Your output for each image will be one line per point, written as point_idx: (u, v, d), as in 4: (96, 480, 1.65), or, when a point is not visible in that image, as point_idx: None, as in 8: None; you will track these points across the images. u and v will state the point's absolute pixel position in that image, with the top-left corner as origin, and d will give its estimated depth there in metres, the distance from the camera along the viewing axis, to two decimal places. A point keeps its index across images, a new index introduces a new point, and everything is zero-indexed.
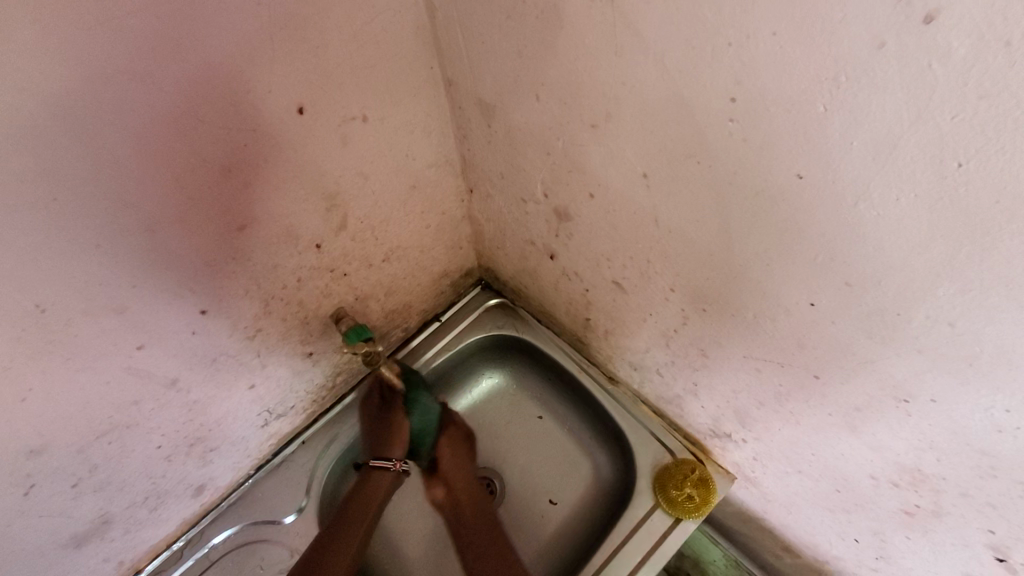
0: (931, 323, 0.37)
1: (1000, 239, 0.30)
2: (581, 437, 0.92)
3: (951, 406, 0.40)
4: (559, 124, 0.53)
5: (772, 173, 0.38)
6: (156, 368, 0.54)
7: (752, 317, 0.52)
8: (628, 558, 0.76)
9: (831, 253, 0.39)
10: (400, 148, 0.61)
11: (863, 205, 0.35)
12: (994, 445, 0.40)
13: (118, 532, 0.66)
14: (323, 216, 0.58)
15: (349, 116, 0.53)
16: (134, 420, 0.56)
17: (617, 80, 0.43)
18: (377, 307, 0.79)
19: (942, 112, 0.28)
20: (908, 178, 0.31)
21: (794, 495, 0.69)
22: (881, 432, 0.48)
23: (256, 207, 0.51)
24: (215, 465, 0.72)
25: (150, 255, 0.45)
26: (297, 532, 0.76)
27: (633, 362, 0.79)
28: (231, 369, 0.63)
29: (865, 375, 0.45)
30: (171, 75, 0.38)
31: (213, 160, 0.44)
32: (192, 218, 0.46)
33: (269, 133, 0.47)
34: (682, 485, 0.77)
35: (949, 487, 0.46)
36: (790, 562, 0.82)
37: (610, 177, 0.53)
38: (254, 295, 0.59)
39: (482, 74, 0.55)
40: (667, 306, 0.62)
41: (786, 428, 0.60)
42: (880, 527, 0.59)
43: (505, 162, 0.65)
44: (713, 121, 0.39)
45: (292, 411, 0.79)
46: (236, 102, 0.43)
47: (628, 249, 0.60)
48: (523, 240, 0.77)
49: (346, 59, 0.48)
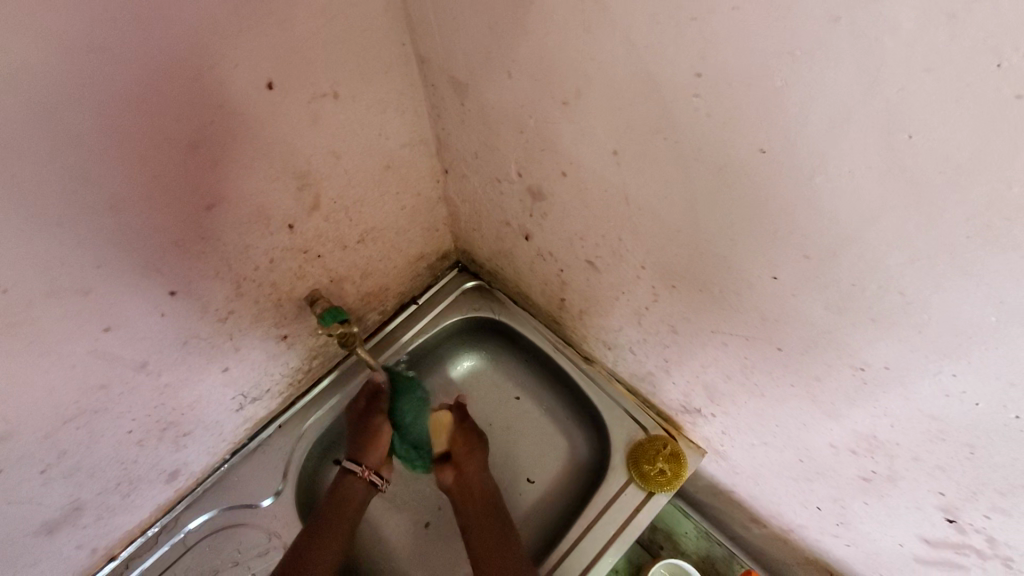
0: (883, 293, 0.39)
1: (944, 209, 0.32)
2: (557, 416, 0.94)
3: (902, 372, 0.42)
4: (531, 102, 0.53)
5: (733, 147, 0.40)
6: (124, 350, 0.54)
7: (719, 293, 0.53)
8: (602, 532, 0.78)
9: (790, 226, 0.41)
10: (372, 128, 0.61)
11: (819, 178, 0.36)
12: (945, 411, 0.42)
13: (89, 519, 0.65)
14: (295, 196, 0.58)
15: (319, 93, 0.52)
16: (101, 404, 0.56)
17: (586, 56, 0.44)
18: (353, 289, 0.79)
19: (891, 85, 0.29)
20: (861, 151, 0.33)
21: (761, 467, 0.72)
22: (841, 403, 0.51)
23: (226, 185, 0.51)
24: (189, 450, 0.72)
25: (114, 233, 0.45)
26: (275, 515, 0.77)
27: (608, 341, 0.81)
28: (201, 352, 0.63)
29: (824, 345, 0.47)
30: (133, 51, 0.37)
31: (180, 137, 0.44)
32: (159, 196, 0.46)
33: (237, 111, 0.47)
34: (654, 460, 0.78)
35: (902, 452, 0.49)
36: (758, 532, 0.86)
37: (582, 156, 0.54)
38: (225, 276, 0.58)
39: (454, 52, 0.56)
40: (638, 284, 0.64)
41: (752, 400, 0.63)
42: (840, 494, 0.62)
43: (479, 141, 0.65)
44: (679, 96, 0.40)
45: (267, 395, 0.79)
46: (202, 79, 0.42)
47: (600, 227, 0.61)
48: (498, 221, 0.78)
49: (315, 33, 0.48)
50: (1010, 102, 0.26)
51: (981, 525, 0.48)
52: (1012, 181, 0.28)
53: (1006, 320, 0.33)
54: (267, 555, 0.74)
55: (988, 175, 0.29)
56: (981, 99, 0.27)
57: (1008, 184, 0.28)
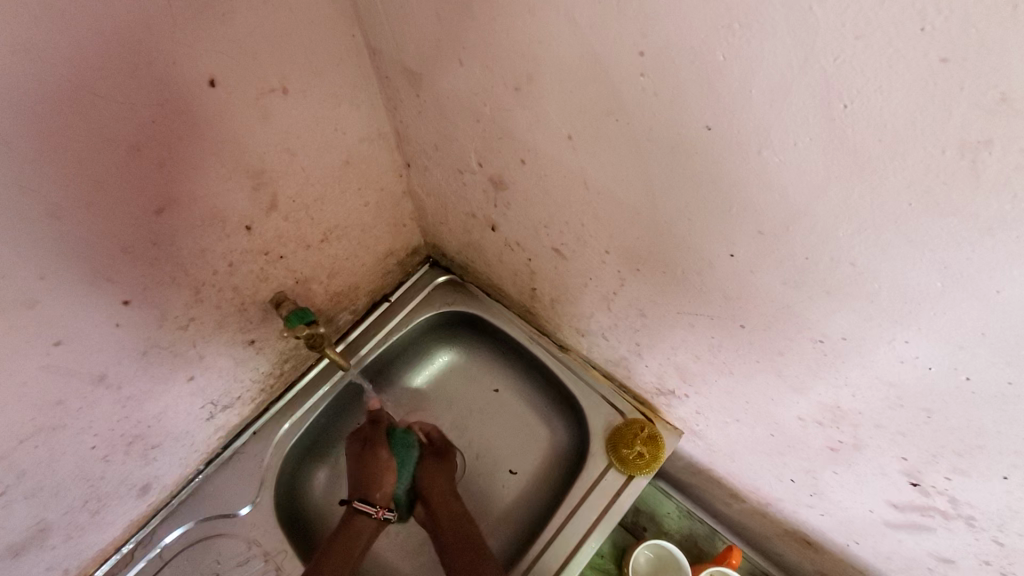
0: (836, 264, 0.38)
1: (886, 175, 0.31)
2: (537, 406, 0.93)
3: (859, 341, 0.42)
4: (484, 89, 0.52)
5: (683, 127, 0.39)
6: (79, 364, 0.51)
7: (681, 274, 0.53)
8: (584, 519, 0.77)
9: (743, 203, 0.41)
10: (327, 122, 0.59)
11: (767, 152, 0.36)
12: (898, 376, 0.43)
13: (59, 539, 0.63)
14: (250, 196, 0.56)
15: (267, 89, 0.51)
16: (61, 420, 0.53)
17: (534, 39, 0.43)
18: (320, 290, 0.78)
19: (826, 55, 0.29)
20: (802, 123, 0.33)
21: (736, 445, 0.72)
22: (803, 374, 0.51)
23: (174, 187, 0.48)
24: (159, 462, 0.70)
25: (56, 242, 0.42)
26: (254, 523, 0.75)
27: (581, 329, 0.80)
28: (164, 361, 0.61)
29: (784, 320, 0.47)
30: (61, 51, 0.35)
31: (119, 139, 0.42)
32: (101, 203, 0.43)
33: (179, 109, 0.44)
34: (632, 443, 0.79)
35: (866, 421, 0.50)
36: (738, 508, 0.86)
37: (538, 142, 0.53)
38: (182, 283, 0.56)
39: (404, 42, 0.54)
40: (604, 269, 0.63)
41: (721, 379, 0.63)
42: (811, 465, 0.62)
43: (437, 133, 0.64)
44: (625, 77, 0.39)
45: (237, 402, 0.77)
46: (140, 77, 0.40)
47: (563, 214, 0.60)
48: (463, 213, 0.77)
49: (256, 25, 0.46)
50: (936, 67, 0.26)
51: (943, 486, 0.49)
52: (945, 146, 0.28)
53: (949, 284, 0.34)
54: (248, 563, 0.72)
55: (922, 142, 0.29)
56: (912, 67, 0.27)
57: (939, 149, 0.29)
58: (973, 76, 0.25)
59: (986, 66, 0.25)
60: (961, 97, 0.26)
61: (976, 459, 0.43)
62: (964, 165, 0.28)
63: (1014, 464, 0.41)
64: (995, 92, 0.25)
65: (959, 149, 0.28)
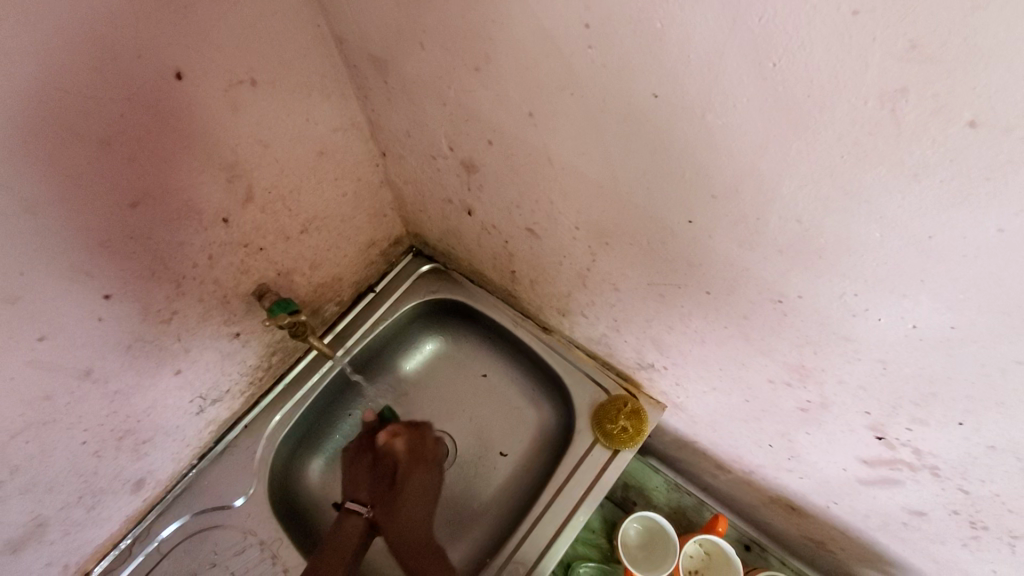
0: (785, 224, 0.41)
1: (819, 132, 0.34)
2: (524, 388, 0.95)
3: (814, 298, 0.45)
4: (447, 72, 0.55)
5: (634, 97, 0.42)
6: (65, 358, 0.53)
7: (647, 244, 0.55)
8: (571, 494, 0.79)
9: (695, 169, 0.43)
10: (298, 113, 0.61)
11: (711, 116, 0.38)
12: (854, 331, 0.45)
13: (56, 535, 0.66)
14: (225, 188, 0.58)
15: (234, 81, 0.52)
16: (50, 416, 0.55)
17: (489, 18, 0.45)
18: (303, 282, 0.80)
19: (752, 15, 0.31)
20: (738, 84, 0.35)
21: (716, 414, 0.75)
22: (768, 336, 0.54)
23: (148, 181, 0.50)
24: (152, 458, 0.73)
25: (30, 236, 0.44)
26: (249, 513, 0.78)
27: (562, 309, 0.83)
28: (151, 356, 0.63)
29: (745, 283, 0.50)
30: (25, 46, 0.37)
31: (89, 133, 0.43)
32: (74, 197, 0.45)
33: (148, 103, 0.46)
34: (616, 418, 0.81)
35: (830, 378, 0.52)
36: (724, 479, 0.89)
37: (502, 121, 0.56)
38: (163, 276, 0.58)
39: (367, 30, 0.56)
40: (576, 245, 0.66)
41: (695, 347, 0.65)
42: (785, 428, 0.65)
43: (407, 118, 0.66)
44: (575, 50, 0.42)
45: (226, 396, 0.80)
46: (105, 71, 0.42)
47: (533, 193, 0.63)
48: (440, 199, 0.79)
49: (219, 19, 0.48)
50: (849, 19, 0.28)
51: (906, 438, 0.51)
52: (866, 98, 0.31)
53: (886, 234, 0.36)
54: (245, 552, 0.75)
55: (846, 95, 0.31)
56: (827, 23, 0.29)
57: (862, 101, 0.31)
58: (883, 27, 0.27)
59: (891, 16, 0.27)
60: (875, 47, 0.28)
61: (933, 407, 0.46)
62: (884, 114, 0.31)
63: (967, 409, 0.44)
64: (904, 40, 0.27)
65: (879, 98, 0.30)
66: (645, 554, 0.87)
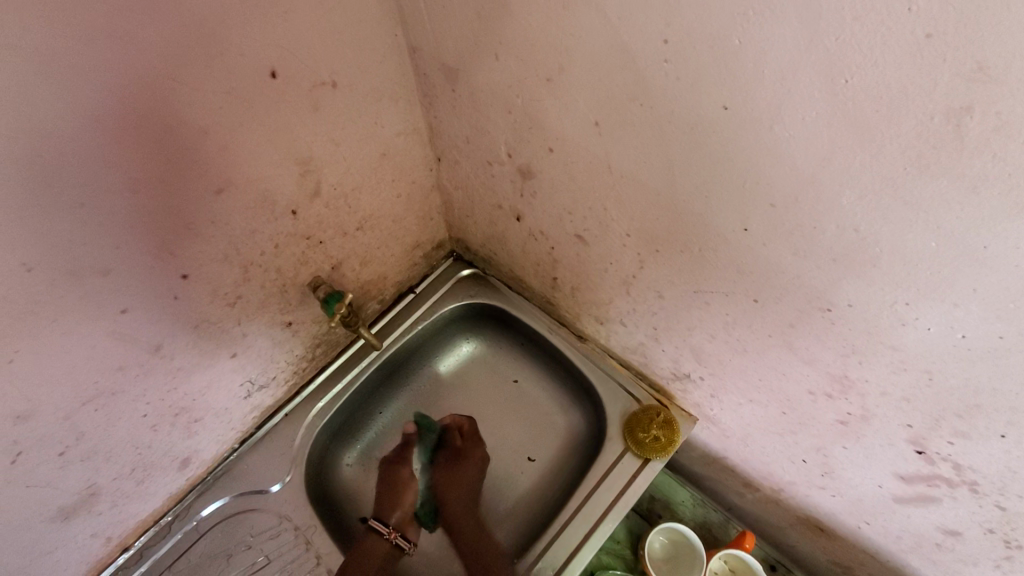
0: (841, 232, 0.43)
1: (883, 145, 0.37)
2: (557, 395, 0.99)
3: (864, 308, 0.47)
4: (518, 82, 0.59)
5: (701, 108, 0.45)
6: (139, 332, 0.58)
7: (699, 252, 0.58)
8: (600, 501, 0.82)
9: (755, 178, 0.46)
10: (369, 115, 0.67)
11: (779, 128, 0.41)
12: (901, 340, 0.47)
13: (105, 506, 0.69)
14: (297, 181, 0.64)
15: (320, 82, 0.58)
16: (119, 386, 0.60)
17: (566, 32, 0.49)
18: (352, 277, 0.85)
19: (829, 35, 0.34)
20: (808, 98, 0.38)
21: (749, 427, 0.77)
22: (813, 345, 0.55)
23: (232, 169, 0.55)
24: (200, 437, 0.77)
25: (130, 214, 0.49)
26: (286, 500, 0.82)
27: (600, 317, 0.86)
28: (212, 337, 0.68)
29: (794, 291, 0.52)
30: (150, 39, 0.42)
31: (191, 120, 0.48)
32: (173, 179, 0.50)
33: (248, 98, 0.52)
34: (649, 427, 0.83)
35: (872, 388, 0.54)
36: (752, 497, 0.91)
37: (566, 128, 0.59)
38: (234, 260, 0.63)
39: (444, 40, 0.62)
40: (625, 251, 0.69)
41: (735, 357, 0.67)
42: (821, 442, 0.67)
43: (469, 126, 0.71)
44: (651, 62, 0.45)
45: (272, 383, 0.85)
46: (213, 67, 0.47)
47: (586, 200, 0.67)
48: (490, 205, 0.84)
49: (314, 24, 0.53)
50: (922, 41, 0.31)
51: (947, 452, 0.53)
52: (933, 114, 0.33)
53: (942, 243, 0.38)
54: (279, 536, 0.80)
55: (913, 111, 0.34)
56: (901, 43, 0.32)
57: (929, 116, 0.33)
58: (953, 49, 0.30)
59: (961, 41, 0.30)
60: (943, 65, 0.31)
61: (976, 419, 0.47)
62: (950, 130, 0.33)
63: (1011, 421, 0.45)
64: (973, 62, 0.30)
65: (944, 115, 0.33)
66: (669, 567, 0.90)
